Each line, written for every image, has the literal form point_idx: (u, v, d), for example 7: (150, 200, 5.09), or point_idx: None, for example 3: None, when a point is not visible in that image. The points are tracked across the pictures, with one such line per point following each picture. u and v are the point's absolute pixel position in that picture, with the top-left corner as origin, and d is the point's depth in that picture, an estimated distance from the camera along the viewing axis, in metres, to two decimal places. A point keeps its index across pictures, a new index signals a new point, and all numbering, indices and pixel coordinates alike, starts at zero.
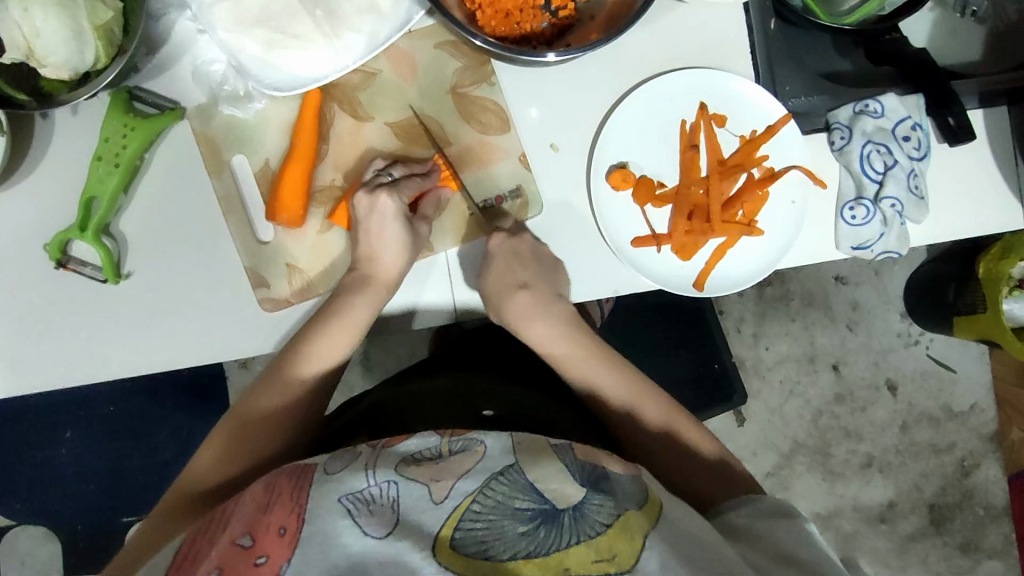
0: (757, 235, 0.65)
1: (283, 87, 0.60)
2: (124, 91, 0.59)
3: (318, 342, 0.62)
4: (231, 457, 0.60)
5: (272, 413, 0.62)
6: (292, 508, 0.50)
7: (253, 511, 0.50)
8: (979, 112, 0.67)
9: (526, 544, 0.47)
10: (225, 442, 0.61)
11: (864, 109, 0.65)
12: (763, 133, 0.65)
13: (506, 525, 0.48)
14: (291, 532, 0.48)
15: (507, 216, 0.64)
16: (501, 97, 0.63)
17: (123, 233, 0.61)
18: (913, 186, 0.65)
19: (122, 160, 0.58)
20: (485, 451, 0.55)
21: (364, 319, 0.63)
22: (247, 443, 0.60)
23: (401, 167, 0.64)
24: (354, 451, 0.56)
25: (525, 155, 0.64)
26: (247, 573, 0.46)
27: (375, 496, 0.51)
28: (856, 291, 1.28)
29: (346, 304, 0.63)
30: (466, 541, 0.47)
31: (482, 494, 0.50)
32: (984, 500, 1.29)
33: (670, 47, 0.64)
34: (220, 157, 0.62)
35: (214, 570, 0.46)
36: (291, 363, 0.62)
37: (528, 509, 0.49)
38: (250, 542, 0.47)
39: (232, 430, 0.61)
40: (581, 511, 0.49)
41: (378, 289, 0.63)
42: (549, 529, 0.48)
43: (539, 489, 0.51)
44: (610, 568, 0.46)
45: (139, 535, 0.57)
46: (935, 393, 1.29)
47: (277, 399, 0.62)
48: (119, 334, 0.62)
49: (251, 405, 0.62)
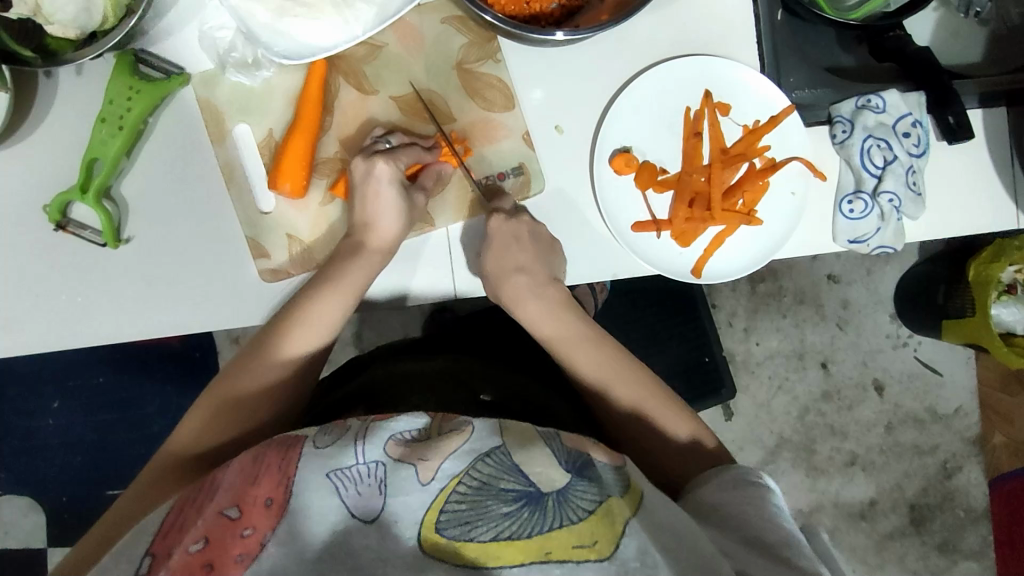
0: (756, 224, 0.66)
1: (294, 55, 0.59)
2: (130, 54, 0.59)
3: (312, 310, 0.62)
4: (223, 421, 0.60)
5: (265, 379, 0.62)
6: (280, 480, 0.50)
7: (242, 482, 0.50)
8: (979, 112, 0.68)
9: (510, 526, 0.47)
10: (216, 407, 0.61)
11: (866, 103, 0.66)
12: (766, 123, 0.65)
13: (491, 506, 0.48)
14: (278, 503, 0.48)
15: (508, 195, 0.64)
16: (507, 74, 0.63)
17: (124, 197, 0.61)
18: (911, 182, 0.65)
19: (125, 123, 0.58)
20: (472, 432, 0.53)
21: (359, 286, 0.62)
22: (238, 410, 0.60)
23: (399, 135, 0.64)
24: (345, 425, 0.55)
25: (529, 134, 0.64)
26: (233, 545, 0.46)
27: (362, 475, 0.50)
28: (847, 290, 1.29)
29: (340, 272, 0.62)
30: (451, 522, 0.47)
31: (468, 474, 0.50)
32: (964, 502, 1.31)
33: (677, 33, 0.65)
34: (222, 126, 0.62)
35: (201, 539, 0.46)
36: (285, 329, 0.62)
37: (512, 490, 0.49)
38: (236, 514, 0.48)
39: (223, 394, 0.61)
40: (564, 494, 0.49)
41: (372, 255, 0.62)
42: (533, 510, 0.48)
43: (524, 470, 0.50)
44: (590, 555, 0.46)
45: (129, 495, 0.57)
46: (921, 394, 1.31)
47: (271, 366, 0.62)
48: (115, 298, 0.62)
49: (244, 370, 0.62)
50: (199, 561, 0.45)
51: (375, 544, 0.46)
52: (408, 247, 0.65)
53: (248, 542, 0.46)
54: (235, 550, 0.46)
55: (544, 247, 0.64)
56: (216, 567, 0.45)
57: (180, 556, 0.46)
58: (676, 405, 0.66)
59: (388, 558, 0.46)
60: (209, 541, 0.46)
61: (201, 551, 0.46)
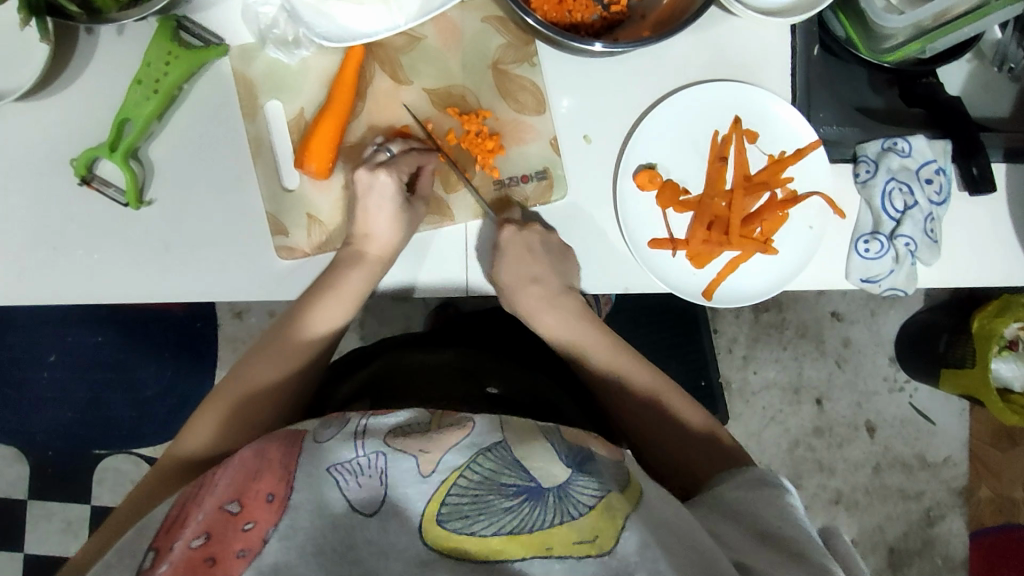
0: (771, 254, 0.66)
1: (333, 37, 0.60)
2: (172, 19, 0.59)
3: (313, 314, 0.63)
4: (226, 425, 0.60)
5: (265, 383, 0.62)
6: (281, 476, 0.50)
7: (242, 477, 0.50)
8: (1003, 166, 0.68)
9: (511, 520, 0.47)
10: (218, 410, 0.61)
11: (892, 146, 0.67)
12: (792, 155, 0.65)
13: (492, 501, 0.48)
14: (280, 499, 0.48)
15: (531, 196, 0.65)
16: (542, 79, 0.64)
17: (151, 159, 0.61)
18: (928, 229, 0.66)
19: (161, 87, 0.58)
20: (473, 427, 0.53)
21: (360, 290, 0.64)
22: (242, 417, 0.61)
23: (399, 143, 0.64)
24: (344, 418, 0.55)
25: (556, 140, 0.64)
26: (235, 540, 0.46)
27: (363, 466, 0.50)
28: (850, 329, 1.30)
29: (340, 278, 0.63)
30: (452, 515, 0.47)
31: (469, 468, 0.50)
32: (944, 552, 1.31)
33: (712, 56, 0.65)
34: (255, 100, 0.63)
35: (202, 535, 0.46)
36: (289, 331, 0.63)
37: (513, 484, 0.49)
38: (237, 509, 0.47)
39: (224, 404, 0.61)
40: (565, 490, 0.48)
41: (372, 264, 0.63)
42: (534, 505, 0.48)
43: (524, 465, 0.50)
44: (591, 550, 0.46)
45: (131, 498, 0.58)
46: (912, 441, 1.31)
47: (274, 369, 0.62)
48: (130, 259, 0.62)
49: (245, 375, 0.62)
50: (199, 557, 0.44)
51: (376, 538, 0.46)
52: (415, 241, 0.65)
53: (249, 536, 0.46)
54: (236, 544, 0.45)
55: (557, 254, 0.64)
56: (218, 562, 0.44)
57: (181, 550, 0.45)
58: (676, 399, 0.68)
59: (390, 551, 0.46)
60: (211, 536, 0.46)
61: (202, 546, 0.45)
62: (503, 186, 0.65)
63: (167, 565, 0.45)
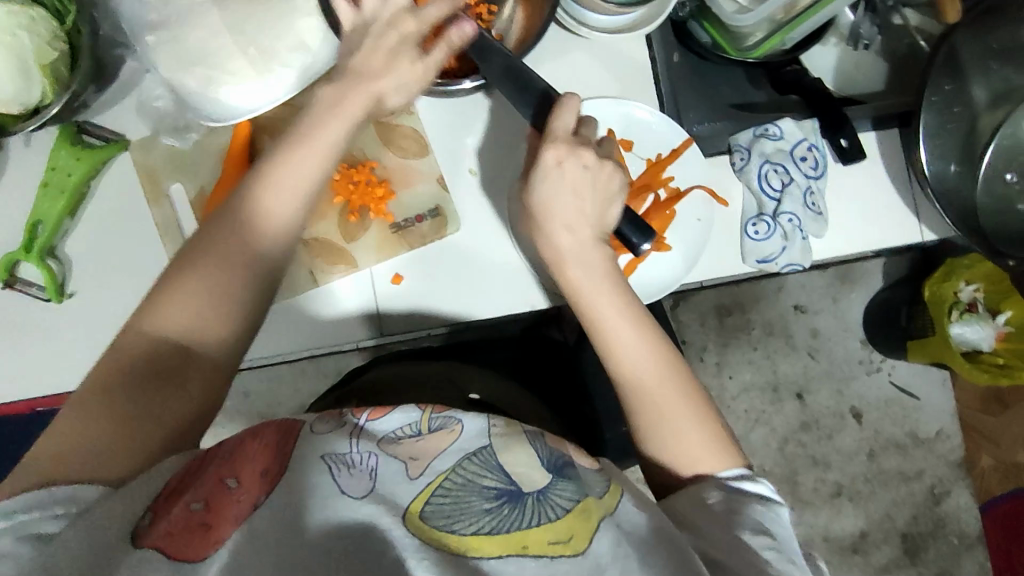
0: (665, 250, 0.69)
1: (220, 117, 0.65)
2: (73, 126, 0.65)
3: (277, 174, 0.53)
4: (213, 313, 0.50)
5: (235, 246, 0.51)
6: (275, 452, 0.46)
7: (236, 452, 0.46)
8: (872, 134, 0.71)
9: (489, 521, 0.42)
10: (201, 266, 0.50)
11: (763, 132, 0.70)
12: (668, 155, 0.69)
13: (472, 501, 0.43)
14: (274, 472, 0.45)
15: (424, 234, 0.68)
16: (421, 125, 0.69)
17: (69, 256, 0.66)
18: (810, 203, 0.69)
19: (66, 187, 0.64)
20: (462, 430, 0.48)
21: (337, 142, 0.55)
22: (209, 266, 0.50)
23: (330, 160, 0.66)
24: (342, 416, 0.50)
25: (442, 178, 0.69)
26: (231, 512, 0.42)
27: (356, 461, 0.45)
28: (816, 319, 1.31)
29: (314, 131, 0.55)
30: (435, 514, 0.43)
31: (454, 472, 0.45)
32: (957, 528, 1.29)
33: (583, 83, 0.70)
34: (159, 186, 0.67)
35: (200, 500, 0.42)
36: (258, 177, 0.53)
37: (493, 487, 0.44)
38: (234, 481, 0.44)
39: (207, 272, 0.50)
40: (546, 494, 0.45)
41: (351, 111, 0.56)
42: (513, 507, 0.43)
43: (507, 469, 0.46)
44: (568, 551, 0.42)
45: (68, 411, 0.46)
46: (900, 420, 1.31)
47: (235, 234, 0.52)
48: (68, 353, 0.65)
49: (204, 239, 0.51)
50: (197, 519, 0.41)
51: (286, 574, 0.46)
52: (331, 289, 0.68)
53: (242, 507, 0.43)
54: (234, 512, 0.42)
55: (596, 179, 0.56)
56: (216, 530, 0.41)
57: (176, 516, 0.41)
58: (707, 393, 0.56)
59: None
60: (210, 503, 0.42)
61: (201, 510, 0.42)
62: (399, 228, 0.68)
63: (161, 529, 0.40)
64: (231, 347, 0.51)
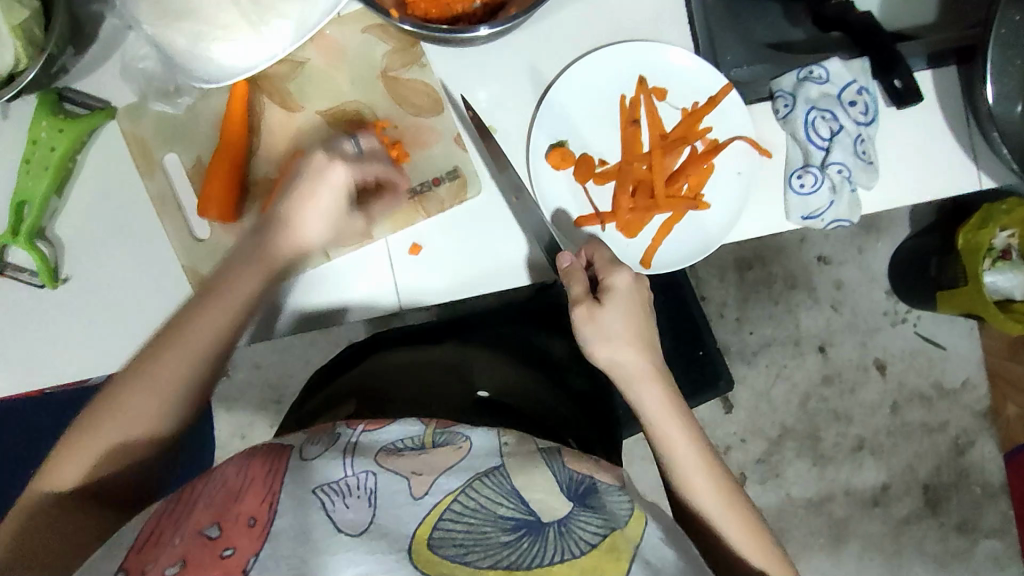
0: (703, 209, 0.64)
1: (212, 79, 0.59)
2: (53, 92, 0.59)
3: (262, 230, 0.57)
4: (161, 414, 0.54)
5: (174, 371, 0.54)
6: (264, 496, 0.40)
7: (223, 496, 0.40)
8: (927, 73, 0.65)
9: (507, 555, 0.38)
10: (140, 393, 0.53)
11: (808, 75, 0.64)
12: (704, 104, 0.63)
13: (488, 532, 0.39)
14: (263, 523, 0.38)
15: (442, 200, 0.63)
16: (433, 79, 0.62)
17: (60, 237, 0.61)
18: (860, 151, 0.63)
19: (52, 161, 0.58)
20: (467, 449, 0.45)
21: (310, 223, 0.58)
22: (154, 386, 0.53)
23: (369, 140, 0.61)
24: (333, 434, 0.47)
25: (460, 137, 0.63)
26: (210, 571, 0.35)
27: (351, 487, 0.41)
28: (840, 270, 1.26)
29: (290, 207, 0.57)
30: (444, 542, 0.39)
31: (464, 494, 0.41)
32: (980, 479, 1.27)
33: (607, 23, 0.63)
34: (151, 155, 0.62)
35: (177, 561, 0.36)
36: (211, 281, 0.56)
37: (511, 517, 0.40)
38: (216, 532, 0.37)
39: (164, 381, 0.53)
40: (567, 525, 0.41)
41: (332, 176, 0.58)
42: (533, 540, 0.39)
43: (525, 496, 0.42)
44: None
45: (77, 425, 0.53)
46: (925, 371, 1.27)
47: (179, 358, 0.54)
48: (61, 338, 0.61)
49: (148, 364, 0.54)
50: None
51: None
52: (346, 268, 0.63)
53: (228, 566, 0.36)
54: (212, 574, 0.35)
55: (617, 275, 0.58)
56: None
57: None
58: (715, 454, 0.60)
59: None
60: (186, 563, 0.36)
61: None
62: (416, 194, 0.63)
63: None
64: (152, 448, 0.55)
